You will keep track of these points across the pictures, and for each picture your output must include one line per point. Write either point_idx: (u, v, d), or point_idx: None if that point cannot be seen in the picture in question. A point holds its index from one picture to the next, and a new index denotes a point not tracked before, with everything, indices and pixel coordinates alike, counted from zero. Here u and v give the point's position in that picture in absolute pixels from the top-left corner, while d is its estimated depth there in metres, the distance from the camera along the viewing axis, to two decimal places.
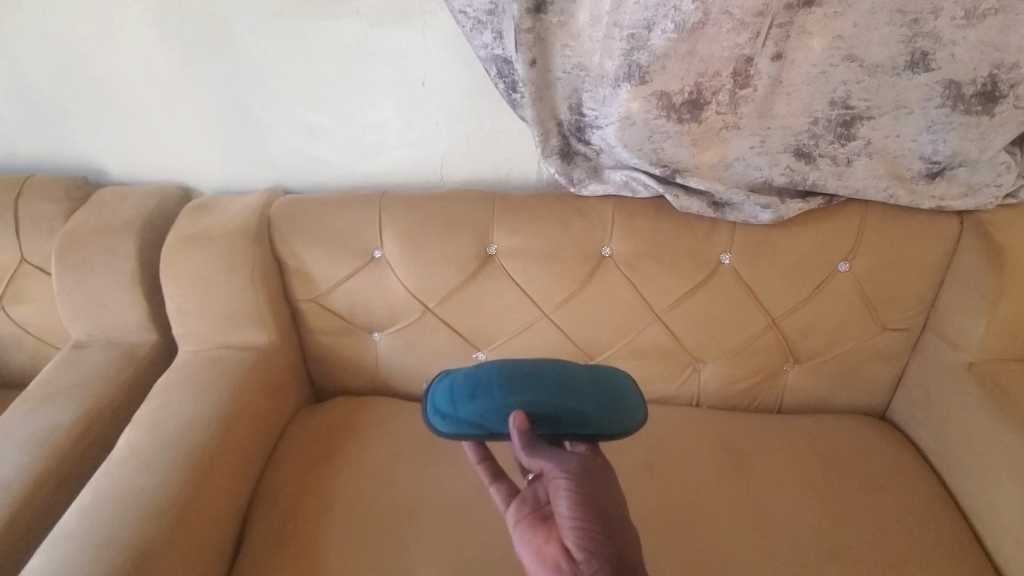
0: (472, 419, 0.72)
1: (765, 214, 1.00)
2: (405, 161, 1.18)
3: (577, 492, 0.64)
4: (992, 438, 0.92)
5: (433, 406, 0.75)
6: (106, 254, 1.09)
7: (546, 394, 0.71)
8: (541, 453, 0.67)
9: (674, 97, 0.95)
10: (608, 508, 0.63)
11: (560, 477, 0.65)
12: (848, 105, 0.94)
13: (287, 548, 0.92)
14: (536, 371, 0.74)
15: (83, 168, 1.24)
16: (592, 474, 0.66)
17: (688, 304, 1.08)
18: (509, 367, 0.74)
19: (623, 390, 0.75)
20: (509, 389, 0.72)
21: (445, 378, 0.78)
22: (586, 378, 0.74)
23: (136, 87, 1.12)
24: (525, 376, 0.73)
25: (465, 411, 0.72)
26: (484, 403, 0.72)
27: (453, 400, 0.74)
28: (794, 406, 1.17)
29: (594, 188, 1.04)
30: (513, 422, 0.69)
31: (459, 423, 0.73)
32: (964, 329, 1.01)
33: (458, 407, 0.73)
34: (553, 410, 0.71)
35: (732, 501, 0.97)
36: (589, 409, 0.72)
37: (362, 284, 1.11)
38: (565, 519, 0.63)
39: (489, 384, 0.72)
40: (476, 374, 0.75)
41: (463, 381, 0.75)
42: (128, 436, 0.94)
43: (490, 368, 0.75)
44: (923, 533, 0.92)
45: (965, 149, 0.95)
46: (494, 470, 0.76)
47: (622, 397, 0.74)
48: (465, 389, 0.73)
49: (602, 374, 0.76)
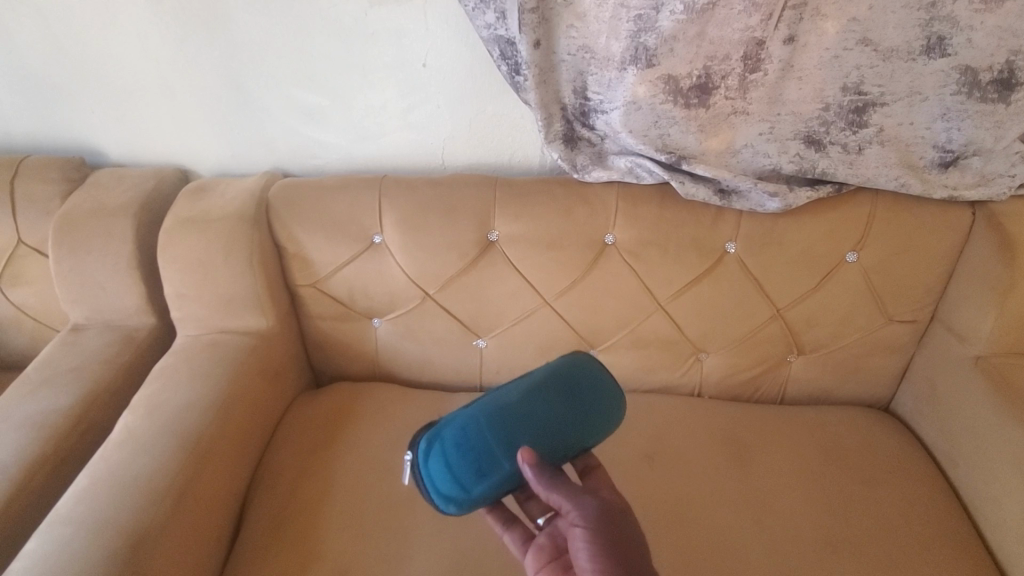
0: (490, 493, 0.66)
1: (772, 203, 0.98)
2: (405, 145, 1.16)
3: (597, 542, 0.61)
4: (996, 432, 0.91)
5: (437, 492, 0.66)
6: (104, 237, 1.08)
7: (548, 435, 0.67)
8: (558, 489, 0.63)
9: (682, 81, 0.92)
10: (628, 556, 0.61)
11: (578, 524, 0.62)
12: (861, 90, 0.91)
13: (286, 534, 0.92)
14: (526, 411, 0.68)
15: (81, 150, 1.22)
16: (611, 518, 0.63)
17: (692, 294, 1.06)
18: (497, 414, 0.67)
19: (599, 385, 0.73)
20: (512, 447, 0.66)
21: (432, 450, 0.67)
22: (567, 392, 0.70)
23: (133, 67, 1.10)
24: (522, 424, 0.67)
25: (479, 489, 0.65)
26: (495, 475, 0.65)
27: (461, 483, 0.65)
28: (797, 397, 1.16)
29: (598, 174, 1.02)
30: (523, 463, 0.63)
31: (479, 500, 0.66)
32: (971, 322, 0.99)
33: (472, 490, 0.65)
34: (561, 446, 0.68)
35: (733, 493, 0.97)
36: (587, 430, 0.70)
37: (362, 270, 1.10)
38: (585, 571, 0.61)
39: (494, 452, 0.65)
40: (467, 441, 0.66)
41: (458, 457, 0.65)
42: (126, 419, 0.94)
43: (479, 429, 0.66)
44: (924, 526, 0.92)
45: (979, 137, 0.92)
46: (505, 516, 0.73)
47: (601, 391, 0.72)
48: (467, 468, 0.65)
49: (579, 381, 0.72)
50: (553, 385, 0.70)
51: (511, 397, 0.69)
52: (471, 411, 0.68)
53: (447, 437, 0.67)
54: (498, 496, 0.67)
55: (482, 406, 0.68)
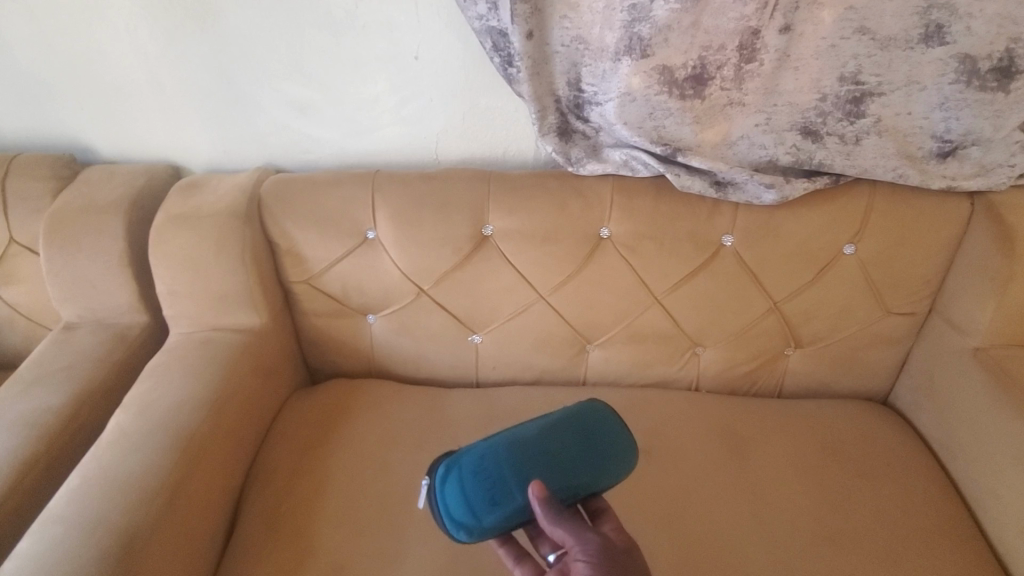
0: (500, 525, 0.67)
1: (769, 195, 0.97)
2: (399, 140, 1.14)
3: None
4: (995, 424, 0.90)
5: (449, 518, 0.68)
6: (94, 234, 1.06)
7: (561, 475, 0.69)
8: (564, 524, 0.63)
9: (677, 72, 0.91)
10: None
11: (581, 561, 0.61)
12: (858, 80, 0.90)
13: (281, 532, 0.91)
14: (542, 449, 0.71)
15: (71, 147, 1.21)
16: (615, 556, 0.61)
17: (688, 287, 1.05)
18: (514, 447, 0.71)
19: (616, 436, 0.75)
20: (525, 480, 0.69)
21: (450, 477, 0.71)
22: (580, 436, 0.73)
23: (121, 63, 1.09)
24: (536, 462, 0.70)
25: (489, 517, 0.67)
26: (507, 505, 0.67)
27: (473, 511, 0.67)
28: (795, 391, 1.15)
29: (593, 167, 1.01)
30: (533, 497, 0.64)
31: (487, 531, 0.67)
32: (970, 314, 0.98)
33: (482, 519, 0.67)
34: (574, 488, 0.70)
35: (731, 488, 0.96)
36: (602, 477, 0.71)
37: (356, 265, 1.09)
38: None
39: (507, 484, 0.68)
40: (483, 468, 0.70)
41: (473, 483, 0.69)
42: (118, 418, 0.93)
43: (496, 461, 0.70)
44: (923, 519, 0.91)
45: (978, 127, 0.91)
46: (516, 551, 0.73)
47: (616, 440, 0.74)
48: (480, 496, 0.68)
49: (594, 429, 0.75)
50: (569, 428, 0.74)
51: (529, 434, 0.73)
52: (490, 444, 0.72)
53: (464, 465, 0.71)
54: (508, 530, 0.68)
55: (501, 440, 0.72)
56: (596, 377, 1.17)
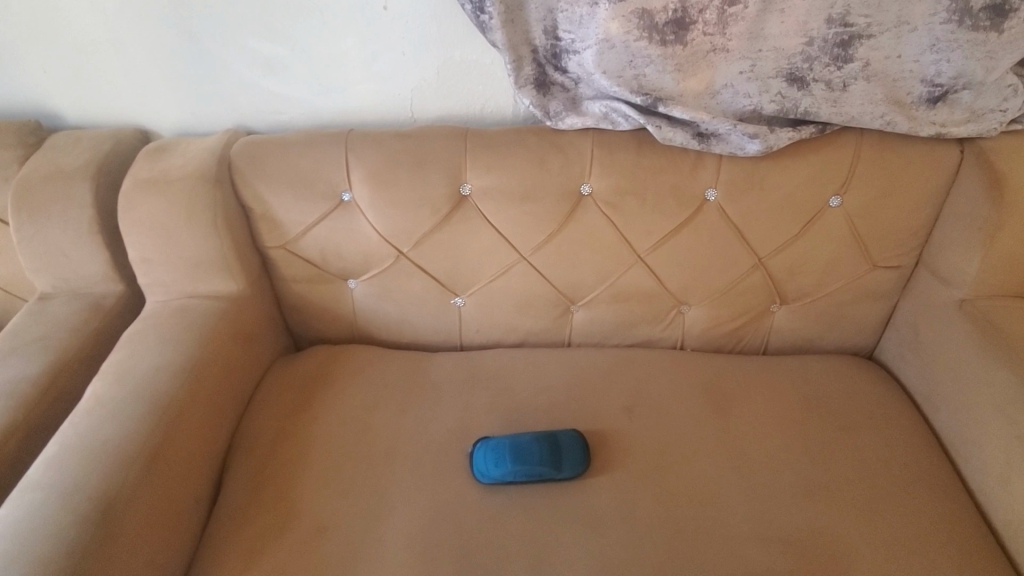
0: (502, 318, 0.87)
1: (753, 145, 0.93)
2: (373, 97, 1.10)
3: None
4: (979, 376, 0.90)
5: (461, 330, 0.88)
6: (62, 202, 1.03)
7: (542, 450, 0.91)
8: None
9: (657, 16, 0.87)
10: None
11: None
12: (846, 22, 0.86)
13: (264, 495, 0.91)
14: None
15: (34, 113, 1.16)
16: None
17: (672, 244, 1.03)
18: None
19: (576, 456, 0.92)
20: None
21: (481, 446, 0.94)
22: (551, 445, 0.92)
23: (78, 20, 1.03)
24: None
25: (498, 471, 0.90)
26: (508, 467, 0.90)
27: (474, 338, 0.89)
28: (780, 348, 1.14)
29: (572, 121, 0.97)
30: None
31: (496, 482, 0.91)
32: (957, 265, 0.96)
33: (490, 468, 0.90)
34: (548, 458, 0.90)
35: (713, 442, 0.96)
36: (563, 469, 0.90)
37: (332, 229, 1.06)
38: None
39: None
40: (508, 438, 0.94)
41: None
42: (95, 386, 0.92)
43: None
44: (903, 470, 0.91)
45: (970, 69, 0.88)
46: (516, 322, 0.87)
47: (571, 454, 0.92)
48: None
49: (563, 450, 0.92)
50: (546, 438, 0.93)
51: None
52: None
53: None
54: (512, 475, 0.90)
55: None
56: (581, 338, 1.16)
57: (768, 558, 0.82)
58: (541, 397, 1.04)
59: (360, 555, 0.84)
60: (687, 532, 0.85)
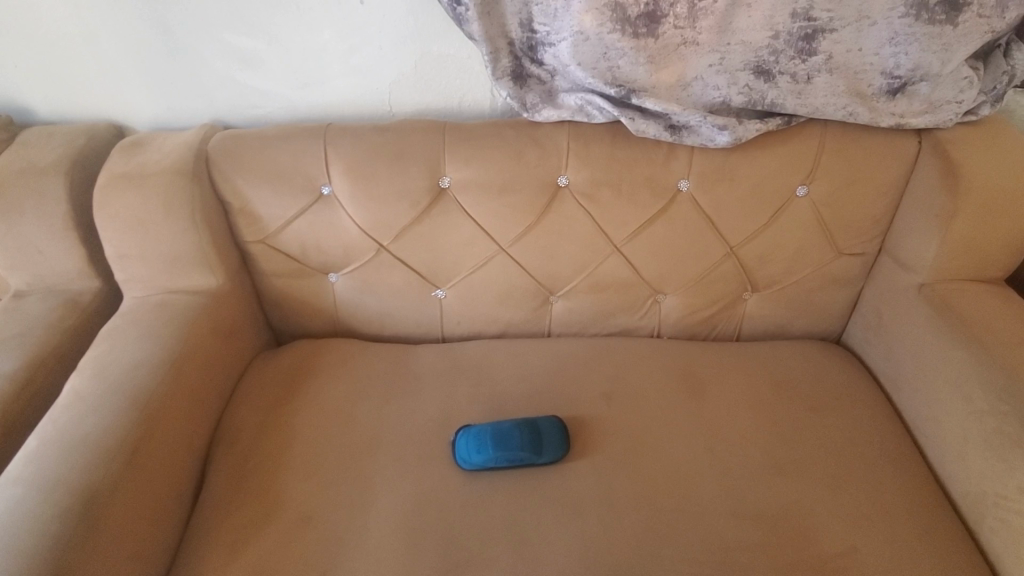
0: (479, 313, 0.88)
1: (722, 137, 0.97)
2: (351, 91, 1.11)
3: None
4: (937, 356, 0.94)
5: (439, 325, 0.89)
6: (34, 198, 1.02)
7: (524, 435, 0.93)
8: None
9: (629, 9, 0.89)
10: None
11: None
12: (810, 16, 0.89)
13: (246, 487, 0.92)
14: None
15: (5, 109, 1.15)
16: None
17: (646, 235, 1.06)
18: None
19: (556, 441, 0.95)
20: None
21: (463, 434, 0.95)
22: (532, 431, 0.94)
23: (49, 13, 1.02)
24: None
25: (480, 457, 0.92)
26: (489, 453, 0.92)
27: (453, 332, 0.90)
28: (752, 334, 1.18)
29: (548, 113, 0.99)
30: None
31: (477, 468, 0.92)
32: (917, 251, 1.01)
33: (472, 454, 0.92)
34: (529, 443, 0.92)
35: (688, 424, 0.99)
36: (544, 454, 0.93)
37: (312, 223, 1.07)
38: None
39: None
40: (489, 426, 0.95)
41: None
42: (73, 382, 0.91)
43: None
44: (867, 446, 0.96)
45: (926, 61, 0.92)
46: None
47: (551, 440, 0.94)
48: None
49: (544, 435, 0.94)
50: (527, 424, 0.95)
51: None
52: None
53: None
54: (495, 462, 0.92)
55: None
56: (560, 328, 1.18)
57: (740, 533, 0.86)
58: (521, 386, 1.06)
59: (344, 542, 0.86)
60: (663, 511, 0.88)
